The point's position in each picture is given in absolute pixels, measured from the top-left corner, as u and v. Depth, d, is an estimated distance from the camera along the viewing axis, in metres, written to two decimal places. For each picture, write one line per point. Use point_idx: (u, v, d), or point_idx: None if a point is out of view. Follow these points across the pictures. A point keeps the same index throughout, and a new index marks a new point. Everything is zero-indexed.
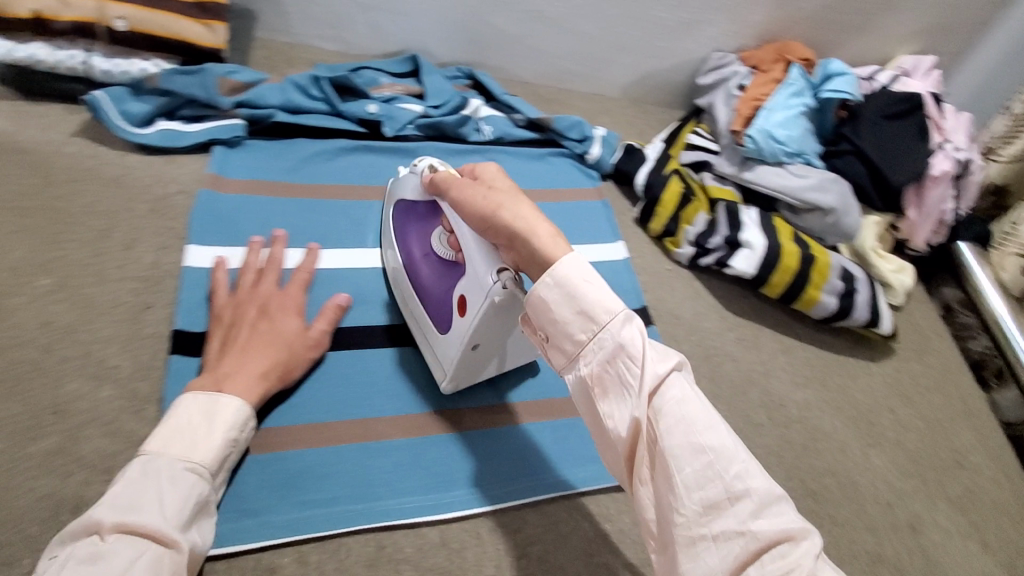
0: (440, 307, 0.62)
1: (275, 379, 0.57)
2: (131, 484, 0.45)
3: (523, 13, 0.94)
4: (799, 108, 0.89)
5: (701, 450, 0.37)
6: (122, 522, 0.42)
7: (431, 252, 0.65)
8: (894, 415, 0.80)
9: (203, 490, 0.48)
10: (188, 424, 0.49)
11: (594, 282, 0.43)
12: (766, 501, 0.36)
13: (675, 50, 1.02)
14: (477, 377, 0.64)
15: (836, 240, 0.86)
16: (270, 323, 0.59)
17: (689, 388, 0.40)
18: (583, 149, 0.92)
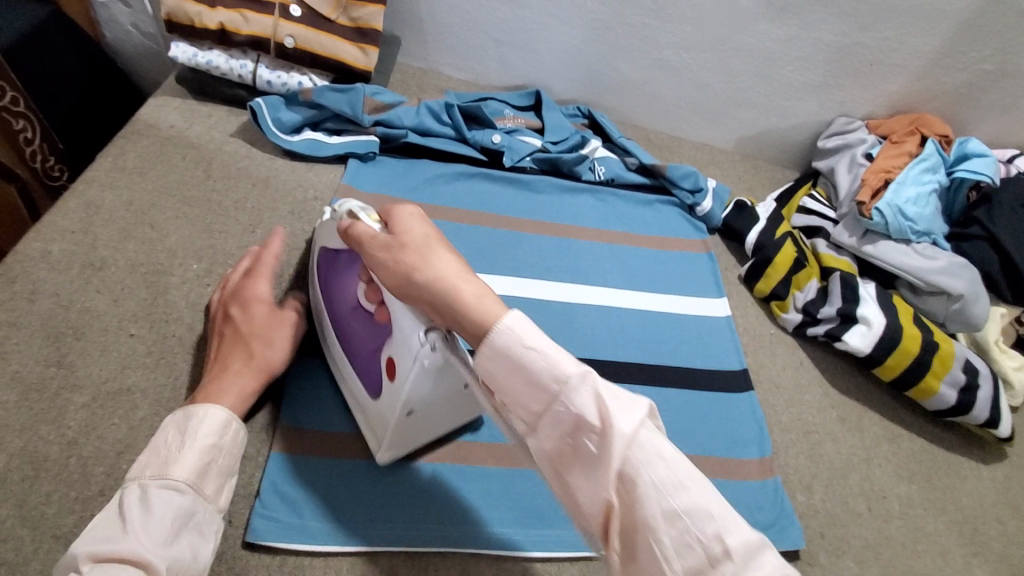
0: (373, 367, 0.58)
1: (251, 371, 0.55)
2: (105, 517, 0.42)
3: (648, 61, 0.96)
4: (931, 185, 0.85)
5: (675, 513, 0.33)
6: (95, 553, 0.39)
7: (355, 305, 0.60)
8: (1004, 527, 0.73)
9: (183, 504, 0.44)
10: (164, 440, 0.46)
11: (539, 345, 0.39)
12: (753, 558, 0.32)
13: (797, 110, 1.00)
14: (417, 444, 0.61)
15: (958, 329, 0.81)
16: (232, 324, 0.58)
17: (659, 446, 0.35)
18: (693, 201, 0.91)
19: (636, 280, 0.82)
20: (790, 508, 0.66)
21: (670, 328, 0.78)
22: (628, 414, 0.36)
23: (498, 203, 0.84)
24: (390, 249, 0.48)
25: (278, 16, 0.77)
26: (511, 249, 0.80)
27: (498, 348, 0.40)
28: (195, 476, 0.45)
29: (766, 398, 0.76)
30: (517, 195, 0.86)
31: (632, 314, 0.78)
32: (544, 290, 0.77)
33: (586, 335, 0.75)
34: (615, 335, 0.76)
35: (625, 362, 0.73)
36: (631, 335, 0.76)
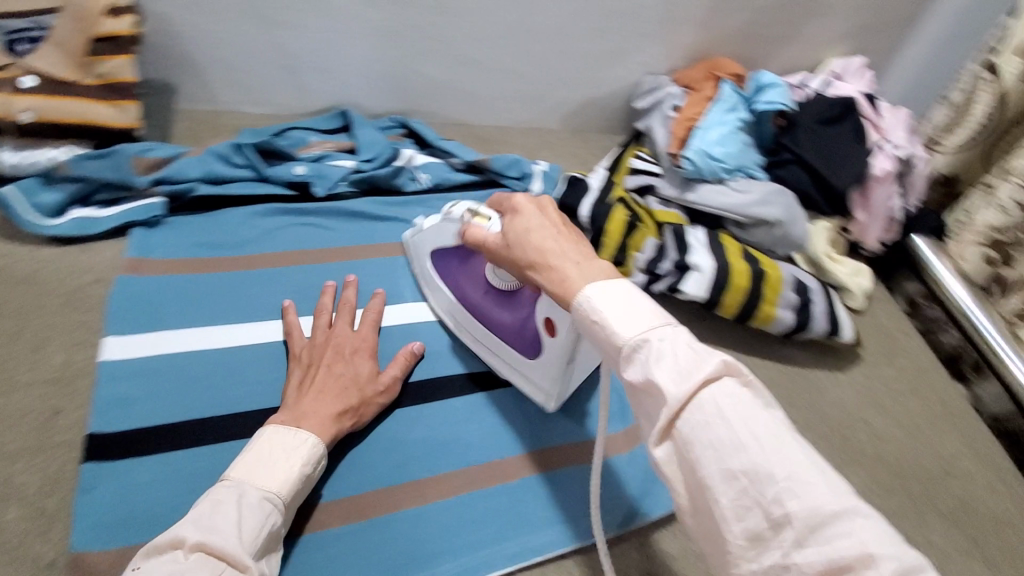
0: (525, 333, 0.68)
1: (347, 422, 0.60)
2: (213, 505, 0.47)
3: (449, 59, 0.94)
4: (735, 123, 0.89)
5: (734, 476, 0.38)
6: (203, 541, 0.43)
7: (489, 285, 0.70)
8: (870, 426, 0.76)
9: (273, 522, 0.49)
10: (268, 455, 0.52)
11: (627, 310, 0.44)
12: (815, 525, 0.35)
13: (607, 78, 1.02)
14: (571, 389, 0.69)
15: (786, 250, 0.85)
16: (345, 366, 0.63)
17: (729, 409, 0.39)
18: (524, 187, 0.90)
19: None
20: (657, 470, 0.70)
21: None
22: (689, 379, 0.40)
23: (321, 238, 0.78)
24: (505, 228, 0.56)
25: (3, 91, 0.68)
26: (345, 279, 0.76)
27: (582, 316, 0.47)
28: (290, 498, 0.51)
29: None
30: (342, 223, 0.81)
31: None
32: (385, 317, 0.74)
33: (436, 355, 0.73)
34: (459, 352, 0.75)
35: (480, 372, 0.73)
36: None
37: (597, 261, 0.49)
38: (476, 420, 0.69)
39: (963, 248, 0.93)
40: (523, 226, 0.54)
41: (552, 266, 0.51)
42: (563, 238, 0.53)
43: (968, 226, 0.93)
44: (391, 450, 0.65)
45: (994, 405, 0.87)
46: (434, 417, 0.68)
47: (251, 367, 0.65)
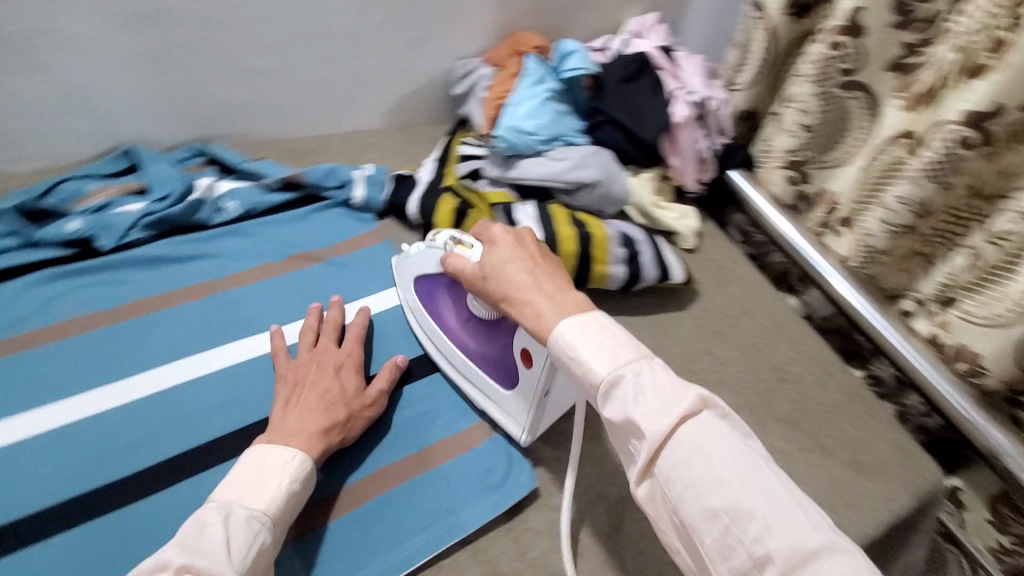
0: (501, 364, 0.68)
1: (335, 437, 0.60)
2: (201, 527, 0.49)
3: (238, 74, 0.88)
4: (544, 94, 0.90)
5: (716, 516, 0.47)
6: (190, 563, 0.46)
7: (472, 315, 0.71)
8: (712, 355, 0.82)
9: (264, 539, 0.51)
10: (257, 474, 0.54)
11: (602, 347, 0.55)
12: (794, 560, 0.44)
13: (418, 68, 0.99)
14: (545, 425, 0.67)
15: (612, 208, 0.89)
16: (331, 380, 0.64)
17: (703, 450, 0.49)
18: (345, 195, 0.86)
19: (309, 302, 0.76)
20: (515, 453, 0.67)
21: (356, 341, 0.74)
22: (664, 420, 0.51)
23: (117, 293, 0.73)
24: (483, 260, 0.64)
25: None
26: (153, 334, 0.70)
27: (559, 350, 0.56)
28: (280, 513, 0.53)
29: None
30: (144, 272, 0.75)
31: None
32: (206, 363, 0.69)
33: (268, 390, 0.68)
34: None
35: None
36: None
37: (572, 296, 0.59)
38: None
39: (771, 173, 1.01)
40: (494, 260, 0.63)
41: (524, 296, 0.60)
42: (536, 270, 0.62)
43: (770, 153, 1.00)
44: None
45: (820, 309, 0.98)
46: None
47: (53, 449, 0.61)
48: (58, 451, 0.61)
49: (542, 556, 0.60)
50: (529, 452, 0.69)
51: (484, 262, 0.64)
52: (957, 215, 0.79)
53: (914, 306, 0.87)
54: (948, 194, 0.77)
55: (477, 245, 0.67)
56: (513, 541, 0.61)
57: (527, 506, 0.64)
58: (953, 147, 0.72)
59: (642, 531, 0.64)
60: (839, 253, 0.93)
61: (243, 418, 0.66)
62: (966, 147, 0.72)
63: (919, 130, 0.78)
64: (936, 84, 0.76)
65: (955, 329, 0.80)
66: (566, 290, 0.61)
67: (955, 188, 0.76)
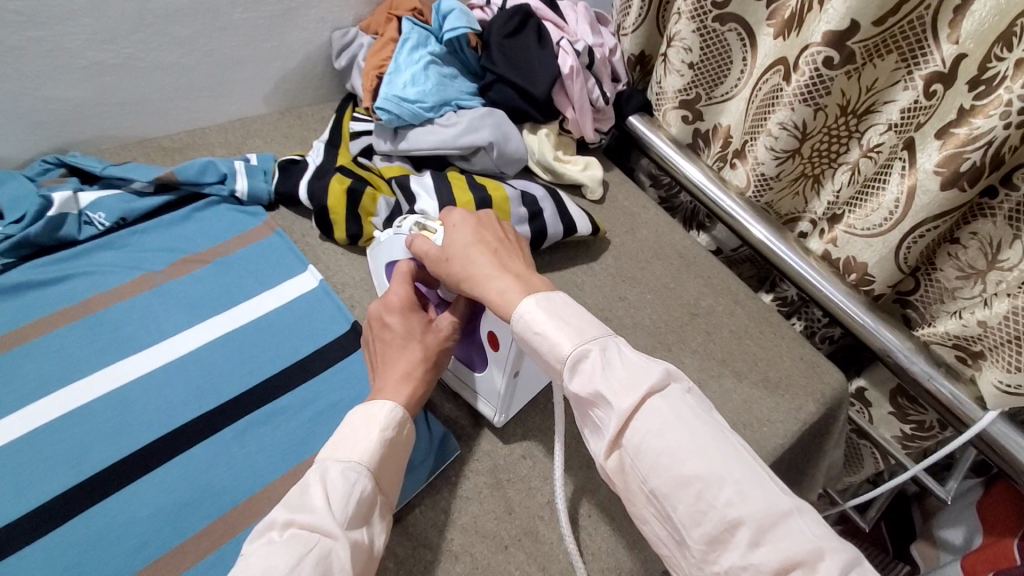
0: (472, 345, 0.67)
1: (420, 373, 0.60)
2: (301, 486, 0.50)
3: (82, 71, 0.79)
4: (426, 58, 0.87)
5: (689, 483, 0.48)
6: (293, 519, 0.48)
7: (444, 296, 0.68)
8: (626, 300, 0.84)
9: (364, 489, 0.51)
10: (351, 429, 0.54)
11: (562, 323, 0.55)
12: (768, 525, 0.46)
13: (290, 45, 0.93)
14: (518, 404, 0.68)
15: (513, 167, 0.87)
16: (394, 327, 0.62)
17: (671, 419, 0.50)
18: (228, 189, 0.81)
19: (199, 309, 0.72)
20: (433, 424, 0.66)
21: (256, 340, 0.70)
22: (635, 391, 0.51)
23: None
24: (447, 242, 0.63)
25: None
26: (22, 368, 0.64)
27: (522, 327, 0.56)
28: (376, 463, 0.53)
29: None
30: (6, 300, 0.68)
31: (213, 346, 0.69)
32: (89, 389, 0.64)
33: (162, 407, 0.64)
34: (202, 385, 0.66)
35: (228, 403, 0.65)
36: (216, 369, 0.67)
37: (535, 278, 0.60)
38: (225, 460, 0.61)
39: (667, 115, 1.02)
40: (457, 244, 0.63)
41: (486, 278, 0.60)
42: (499, 254, 0.62)
43: (665, 96, 1.01)
44: (125, 537, 0.55)
45: (727, 242, 1.01)
46: (176, 478, 0.59)
47: None
48: None
49: (473, 521, 0.61)
50: (451, 422, 0.69)
51: (446, 244, 0.63)
52: (835, 134, 0.82)
53: (809, 227, 0.92)
54: (822, 115, 0.81)
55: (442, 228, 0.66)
56: (444, 511, 0.61)
57: (452, 475, 0.64)
58: (818, 69, 0.75)
59: (569, 480, 0.66)
60: (737, 184, 0.96)
61: (140, 439, 0.61)
62: (830, 67, 0.74)
63: (791, 55, 0.81)
64: (799, 10, 0.79)
65: (842, 243, 0.85)
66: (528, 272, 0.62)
67: (827, 109, 0.80)
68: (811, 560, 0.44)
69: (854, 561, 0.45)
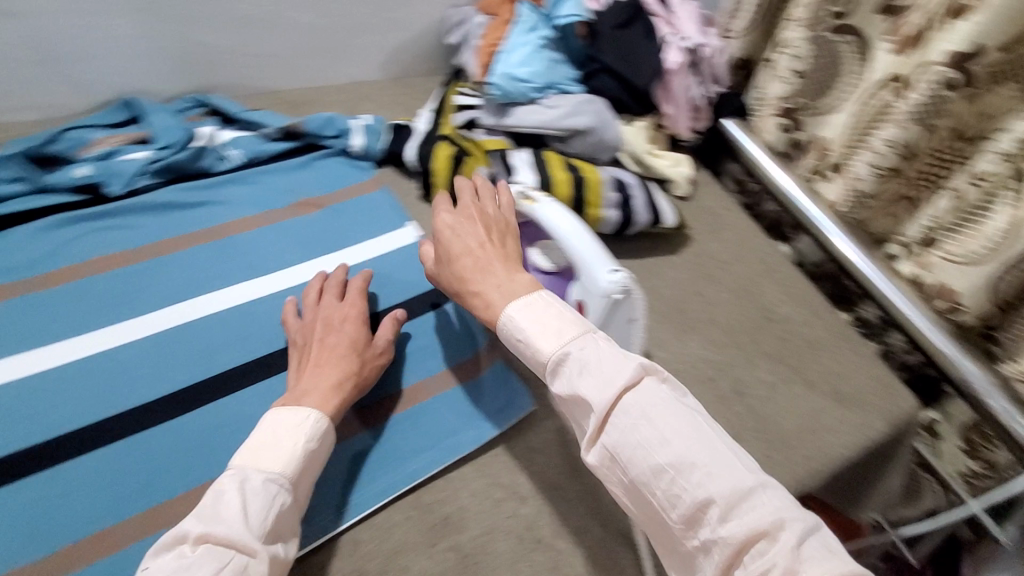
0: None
1: (350, 387, 0.61)
2: (215, 496, 0.49)
3: (229, 21, 0.87)
4: (537, 41, 0.91)
5: (663, 470, 0.47)
6: (207, 532, 0.46)
7: (539, 265, 0.71)
8: (702, 296, 0.85)
9: (283, 501, 0.51)
10: (270, 439, 0.53)
11: (542, 326, 0.55)
12: (734, 502, 0.46)
13: (411, 18, 1.00)
14: None
15: (608, 154, 0.90)
16: (336, 335, 0.64)
17: (643, 413, 0.50)
18: (344, 143, 0.88)
19: (310, 246, 0.78)
20: (512, 380, 0.70)
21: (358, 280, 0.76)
22: (608, 390, 0.51)
23: (128, 238, 0.73)
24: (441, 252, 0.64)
25: None
26: (162, 275, 0.71)
27: (506, 332, 0.57)
28: (296, 475, 0.53)
29: None
30: (150, 218, 0.75)
31: (322, 279, 0.75)
32: (216, 301, 0.70)
33: (276, 326, 0.69)
34: None
35: None
36: None
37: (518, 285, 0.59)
38: None
39: (765, 121, 1.04)
40: (451, 252, 0.63)
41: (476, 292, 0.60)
42: (489, 260, 0.61)
43: (764, 102, 1.03)
44: (240, 432, 0.61)
45: (811, 255, 1.01)
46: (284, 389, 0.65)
47: (76, 386, 0.62)
48: (82, 386, 0.62)
49: (540, 470, 0.63)
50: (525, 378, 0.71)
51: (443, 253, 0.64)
52: (942, 157, 0.80)
53: (900, 250, 0.90)
54: (934, 136, 0.79)
55: (545, 198, 0.68)
56: (512, 457, 0.64)
57: (524, 427, 0.66)
58: (938, 89, 0.75)
59: None
60: (829, 197, 0.95)
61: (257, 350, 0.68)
62: (949, 89, 0.74)
63: (906, 74, 0.80)
64: (921, 27, 0.77)
65: (935, 268, 0.83)
66: (512, 275, 0.61)
67: (940, 129, 0.78)
68: (773, 531, 0.44)
69: (813, 527, 0.45)
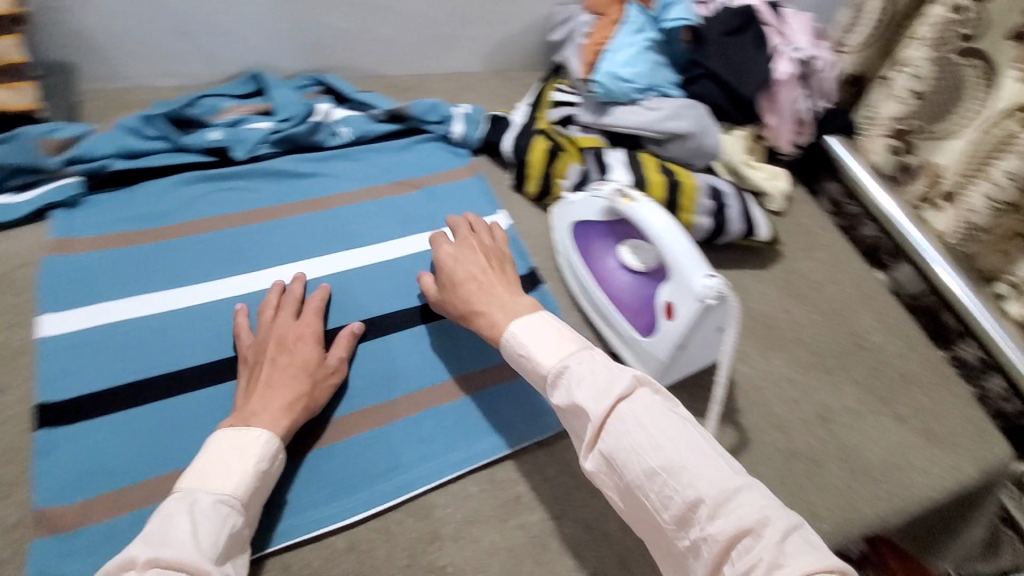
0: (642, 313, 0.68)
1: (301, 409, 0.58)
2: (164, 520, 0.46)
3: (352, 7, 0.92)
4: (643, 43, 0.91)
5: (653, 472, 0.47)
6: (158, 556, 0.43)
7: (627, 264, 0.72)
8: (789, 314, 0.83)
9: (234, 524, 0.48)
10: (219, 459, 0.50)
11: (542, 341, 0.57)
12: (722, 500, 0.45)
13: (518, 12, 1.02)
14: (680, 375, 0.67)
15: (704, 161, 0.89)
16: (290, 355, 0.60)
17: (633, 419, 0.49)
18: (446, 129, 0.92)
19: (408, 224, 0.81)
20: None
21: None
22: (604, 401, 0.50)
23: (247, 200, 0.78)
24: (444, 276, 0.68)
25: None
26: (273, 236, 0.76)
27: (511, 347, 0.58)
28: (248, 496, 0.50)
29: (559, 287, 0.79)
30: (267, 183, 0.81)
31: (417, 255, 0.78)
32: (319, 266, 0.74)
33: (372, 296, 0.73)
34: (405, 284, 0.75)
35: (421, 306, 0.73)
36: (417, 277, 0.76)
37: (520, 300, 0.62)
38: (416, 351, 0.69)
39: (872, 142, 1.00)
40: (456, 276, 0.67)
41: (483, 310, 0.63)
42: (493, 282, 0.66)
43: (874, 122, 0.99)
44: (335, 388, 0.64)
45: (909, 286, 0.95)
46: (376, 354, 0.68)
47: (190, 330, 0.66)
48: (195, 330, 0.66)
49: None
50: None
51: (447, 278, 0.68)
52: None
53: (1009, 290, 0.84)
54: None
55: (643, 197, 0.68)
56: None
57: None
58: None
59: None
60: (937, 228, 0.90)
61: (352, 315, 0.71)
62: None
63: None
64: None
65: None
66: (515, 297, 0.64)
67: None
68: (758, 528, 0.43)
69: (799, 524, 0.44)
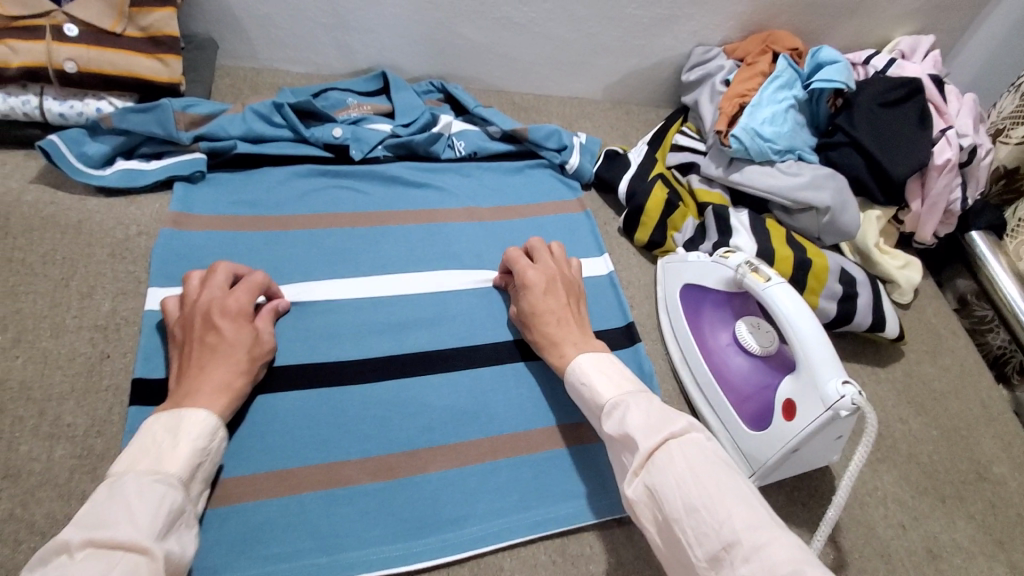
0: (750, 401, 0.64)
1: (241, 386, 0.54)
2: (93, 505, 0.41)
3: (489, 21, 0.90)
4: (788, 101, 0.85)
5: (692, 507, 0.40)
6: (91, 536, 0.38)
7: (741, 345, 0.67)
8: (905, 425, 0.75)
9: (177, 499, 0.44)
10: (153, 442, 0.46)
11: (608, 379, 0.55)
12: (760, 542, 0.37)
13: (654, 47, 0.97)
14: (789, 473, 0.62)
15: (833, 239, 0.82)
16: (218, 333, 0.55)
17: (680, 453, 0.44)
18: (562, 159, 0.88)
19: None
20: None
21: None
22: (653, 434, 0.46)
23: (355, 202, 0.77)
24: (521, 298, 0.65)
25: (50, 39, 0.68)
26: (375, 243, 0.74)
27: (576, 379, 0.57)
28: (188, 475, 0.46)
29: (656, 348, 0.74)
30: (377, 186, 0.80)
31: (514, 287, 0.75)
32: (415, 282, 0.72)
33: (465, 326, 0.70)
34: (500, 317, 0.72)
35: (512, 343, 0.70)
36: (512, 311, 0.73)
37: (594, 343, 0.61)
38: (501, 392, 0.66)
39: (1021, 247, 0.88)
40: (533, 300, 0.64)
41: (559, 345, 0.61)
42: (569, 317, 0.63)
43: None
44: (416, 415, 0.62)
45: None
46: (460, 387, 0.65)
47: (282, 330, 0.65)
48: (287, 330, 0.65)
49: None
50: None
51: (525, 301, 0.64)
52: None
53: None
54: None
55: (777, 277, 0.60)
56: None
57: None
58: None
59: None
60: None
61: (440, 343, 0.68)
62: None
63: None
64: None
65: None
66: (589, 337, 0.62)
67: None
68: None
69: None
